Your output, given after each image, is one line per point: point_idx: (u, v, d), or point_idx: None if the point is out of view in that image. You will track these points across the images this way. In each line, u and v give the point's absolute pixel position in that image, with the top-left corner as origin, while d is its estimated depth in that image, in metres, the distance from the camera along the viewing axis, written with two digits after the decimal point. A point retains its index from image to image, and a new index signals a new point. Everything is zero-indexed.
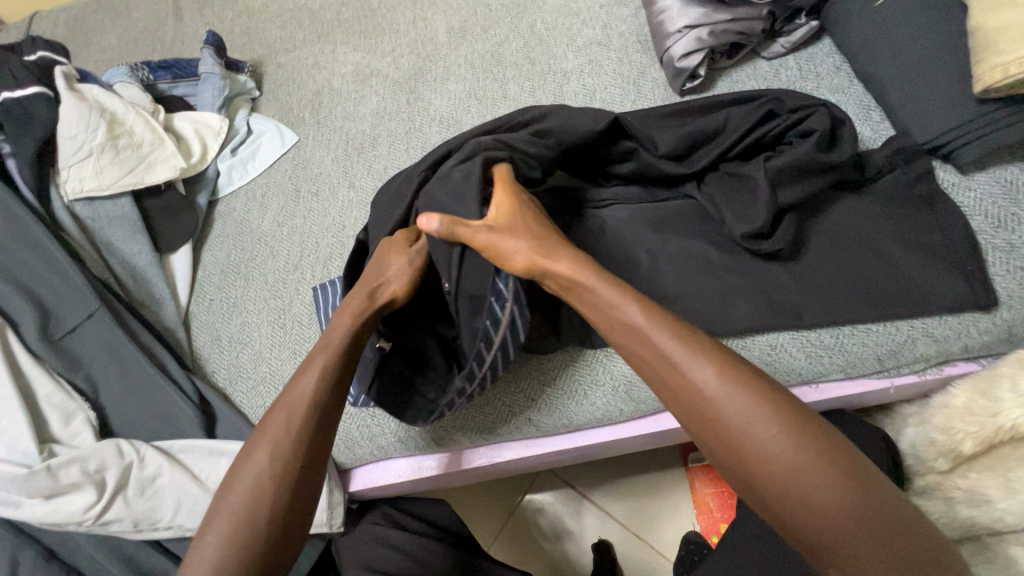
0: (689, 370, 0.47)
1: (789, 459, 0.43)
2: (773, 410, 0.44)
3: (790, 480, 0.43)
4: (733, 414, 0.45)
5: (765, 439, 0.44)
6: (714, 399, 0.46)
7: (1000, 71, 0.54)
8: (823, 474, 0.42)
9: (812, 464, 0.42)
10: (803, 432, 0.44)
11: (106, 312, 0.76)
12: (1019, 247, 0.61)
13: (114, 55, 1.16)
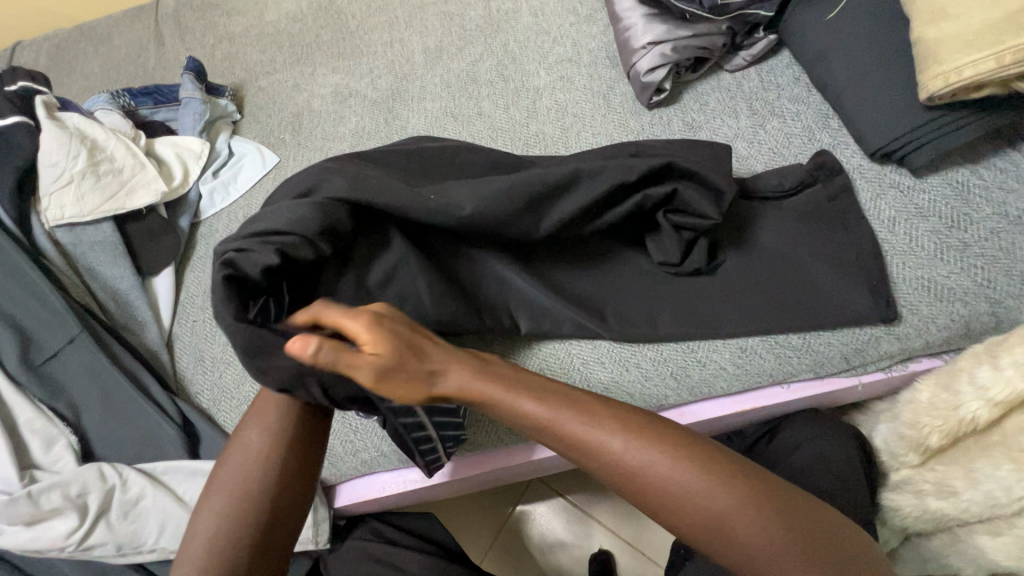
0: (601, 441, 0.49)
1: (719, 505, 0.46)
2: (686, 458, 0.48)
3: (719, 523, 0.46)
4: (660, 476, 0.47)
5: (692, 493, 0.46)
6: (635, 467, 0.48)
7: (942, 79, 0.56)
8: (741, 505, 0.46)
9: (734, 504, 0.46)
10: (718, 473, 0.47)
11: (88, 337, 0.76)
12: (972, 246, 0.63)
13: (97, 82, 1.18)
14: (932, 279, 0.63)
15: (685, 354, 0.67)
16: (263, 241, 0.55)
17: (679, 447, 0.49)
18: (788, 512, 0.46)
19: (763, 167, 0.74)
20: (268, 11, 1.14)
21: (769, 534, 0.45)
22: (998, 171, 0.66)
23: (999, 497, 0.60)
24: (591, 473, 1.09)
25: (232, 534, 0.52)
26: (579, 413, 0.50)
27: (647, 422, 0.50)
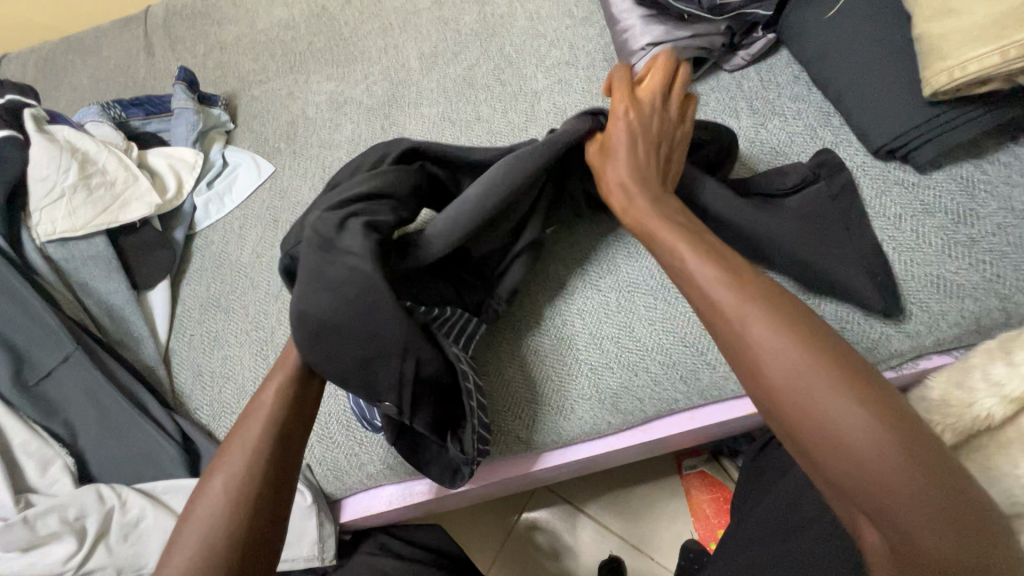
0: (738, 312, 0.44)
1: (848, 419, 0.39)
2: (823, 364, 0.40)
3: (844, 437, 0.39)
4: (781, 384, 0.41)
5: (816, 395, 0.40)
6: (761, 352, 0.42)
7: (946, 75, 0.56)
8: (878, 431, 0.38)
9: (867, 420, 0.38)
10: (858, 391, 0.39)
11: (82, 354, 0.74)
12: (979, 241, 0.63)
13: (86, 94, 1.16)
14: (941, 276, 0.63)
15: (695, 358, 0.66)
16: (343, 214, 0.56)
17: (823, 353, 0.41)
18: (925, 455, 0.37)
19: (766, 166, 0.74)
20: (260, 19, 1.13)
21: (898, 466, 0.37)
22: (1002, 166, 0.66)
23: (1019, 497, 0.53)
24: (598, 479, 1.08)
25: (208, 548, 0.46)
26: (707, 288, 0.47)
27: (808, 325, 0.42)
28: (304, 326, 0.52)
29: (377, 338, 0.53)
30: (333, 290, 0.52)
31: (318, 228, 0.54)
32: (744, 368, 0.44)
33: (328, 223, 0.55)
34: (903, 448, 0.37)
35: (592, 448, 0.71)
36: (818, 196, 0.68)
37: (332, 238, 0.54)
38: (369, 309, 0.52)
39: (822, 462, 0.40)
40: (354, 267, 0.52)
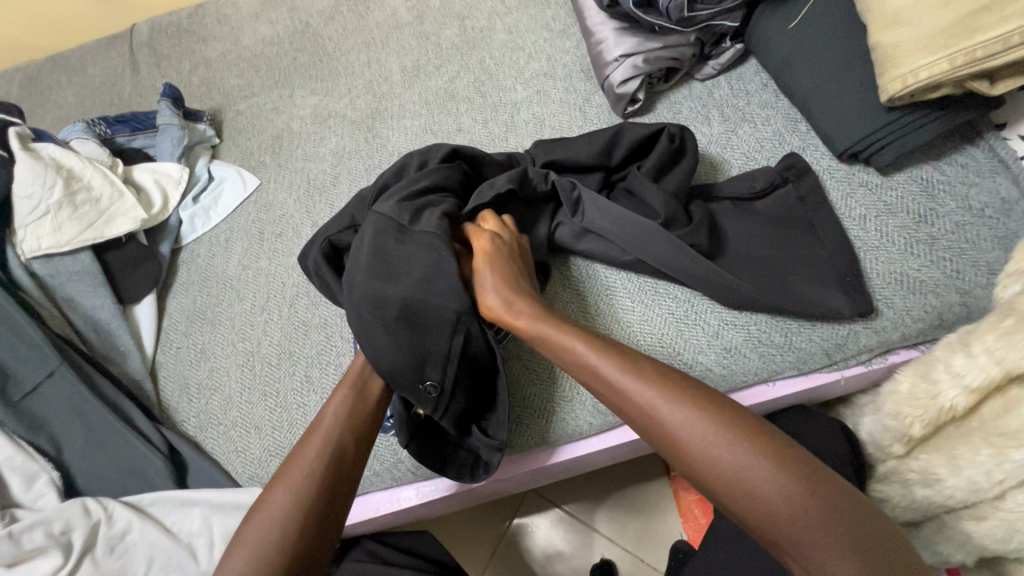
0: (631, 386, 0.52)
1: (741, 458, 0.45)
2: (711, 415, 0.48)
3: (741, 480, 0.45)
4: (686, 436, 0.48)
5: (706, 444, 0.47)
6: (659, 417, 0.49)
7: (900, 81, 0.59)
8: (767, 465, 0.45)
9: (756, 462, 0.45)
10: (745, 433, 0.47)
11: (67, 369, 0.75)
12: (940, 240, 0.66)
13: (71, 112, 1.17)
14: (904, 273, 0.65)
15: (672, 359, 0.68)
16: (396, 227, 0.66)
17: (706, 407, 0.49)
18: (805, 472, 0.44)
19: (736, 171, 0.76)
20: (244, 35, 1.15)
21: (786, 491, 0.43)
22: (960, 167, 0.69)
23: (983, 483, 0.58)
24: (586, 482, 1.09)
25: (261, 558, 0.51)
26: (614, 360, 0.54)
27: (690, 386, 0.51)
28: (371, 288, 0.63)
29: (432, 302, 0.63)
30: (397, 266, 0.64)
31: (392, 214, 0.66)
32: (650, 430, 0.50)
33: (399, 209, 0.66)
34: (789, 476, 0.44)
35: (577, 449, 0.72)
36: (786, 201, 0.71)
37: (407, 223, 0.66)
38: (428, 281, 0.64)
39: (732, 505, 0.46)
40: (428, 246, 0.65)
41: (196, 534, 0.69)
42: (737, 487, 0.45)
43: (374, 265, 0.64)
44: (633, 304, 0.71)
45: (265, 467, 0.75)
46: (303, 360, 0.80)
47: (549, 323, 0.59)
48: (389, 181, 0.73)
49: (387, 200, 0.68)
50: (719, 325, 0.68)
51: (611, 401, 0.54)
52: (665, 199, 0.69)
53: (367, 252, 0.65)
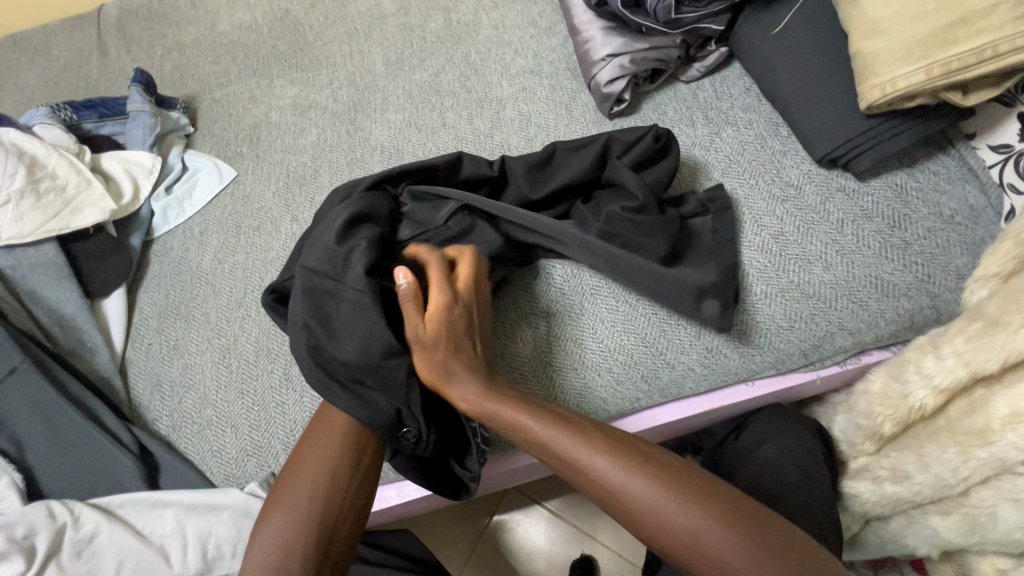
0: (590, 459, 0.52)
1: (694, 523, 0.48)
2: (662, 483, 0.50)
3: (696, 542, 0.48)
4: (645, 510, 0.50)
5: (660, 512, 0.49)
6: (617, 489, 0.51)
7: (878, 90, 0.60)
8: (714, 528, 0.48)
9: (703, 523, 0.48)
10: (694, 496, 0.50)
11: (30, 366, 0.71)
12: (912, 244, 0.68)
13: (34, 95, 1.11)
14: (879, 277, 0.67)
15: (654, 358, 0.69)
16: (308, 299, 0.62)
17: (661, 474, 0.51)
18: (745, 525, 0.48)
19: (719, 172, 0.77)
20: (221, 21, 1.11)
21: (733, 545, 0.47)
22: (932, 174, 0.71)
23: (948, 479, 0.59)
24: (566, 478, 1.10)
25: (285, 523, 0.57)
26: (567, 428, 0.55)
27: (633, 446, 0.54)
28: (319, 354, 0.62)
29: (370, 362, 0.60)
30: (338, 328, 0.61)
31: (322, 265, 0.63)
32: (610, 501, 0.52)
33: (330, 258, 0.63)
34: (733, 529, 0.48)
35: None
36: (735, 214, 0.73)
37: (338, 276, 0.62)
38: (366, 345, 0.60)
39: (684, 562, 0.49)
40: (361, 306, 0.61)
41: (168, 537, 0.67)
42: (685, 536, 0.48)
43: (316, 333, 0.62)
44: (616, 305, 0.71)
45: (242, 467, 0.74)
46: (281, 357, 0.78)
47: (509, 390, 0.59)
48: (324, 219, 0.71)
49: (311, 248, 0.65)
50: (701, 325, 0.69)
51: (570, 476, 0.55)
52: (643, 188, 0.69)
53: (298, 313, 0.62)
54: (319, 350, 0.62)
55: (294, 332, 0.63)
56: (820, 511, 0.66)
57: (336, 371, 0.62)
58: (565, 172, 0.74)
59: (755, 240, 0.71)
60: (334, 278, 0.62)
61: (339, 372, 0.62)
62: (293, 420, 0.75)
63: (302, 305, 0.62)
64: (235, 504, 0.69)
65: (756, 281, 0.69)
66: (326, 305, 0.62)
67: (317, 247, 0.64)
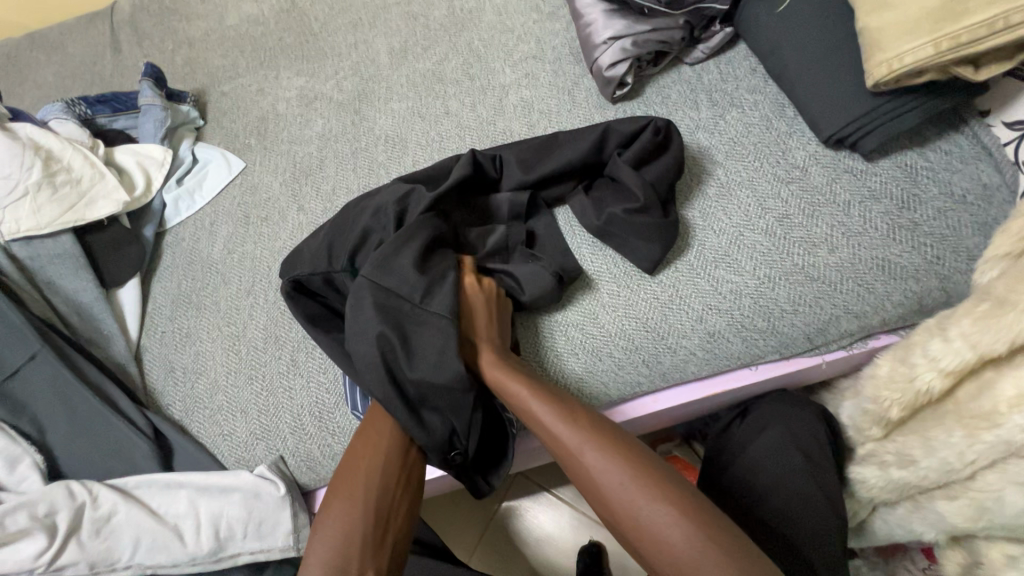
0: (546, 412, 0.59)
1: (632, 495, 0.52)
2: (638, 476, 0.53)
3: (659, 537, 0.50)
4: (620, 500, 0.53)
5: (635, 503, 0.52)
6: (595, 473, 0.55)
7: (886, 66, 0.59)
8: (679, 526, 0.50)
9: (667, 519, 0.50)
10: (663, 494, 0.52)
11: (49, 352, 0.74)
12: (921, 225, 0.66)
13: (51, 92, 1.14)
14: (886, 259, 0.66)
15: (656, 342, 0.68)
16: (376, 318, 0.64)
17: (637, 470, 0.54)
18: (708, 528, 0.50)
19: (722, 155, 0.75)
20: (228, 14, 1.12)
21: (674, 528, 0.50)
22: (944, 153, 0.69)
23: (955, 464, 0.58)
24: None
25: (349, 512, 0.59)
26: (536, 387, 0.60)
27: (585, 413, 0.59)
28: (388, 373, 0.63)
29: (449, 386, 0.63)
30: (416, 349, 0.64)
31: (400, 287, 0.66)
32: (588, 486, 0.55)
33: (410, 281, 0.66)
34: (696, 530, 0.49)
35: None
36: (740, 203, 0.72)
37: (417, 298, 0.66)
38: (443, 367, 0.63)
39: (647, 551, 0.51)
40: (445, 331, 0.64)
41: (182, 517, 0.70)
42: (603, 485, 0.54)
43: (383, 355, 0.63)
44: (618, 289, 0.71)
45: (252, 450, 0.76)
46: (289, 344, 0.80)
47: (513, 375, 0.62)
48: (371, 225, 0.73)
49: (383, 266, 0.67)
50: (702, 310, 0.68)
51: (557, 454, 0.59)
52: (645, 187, 0.69)
53: (373, 327, 0.63)
54: (376, 370, 0.63)
55: (366, 345, 0.64)
56: (820, 498, 0.66)
57: (405, 387, 0.64)
58: (562, 162, 0.74)
59: (760, 224, 0.70)
60: (409, 299, 0.66)
61: (411, 391, 0.64)
62: (301, 406, 0.76)
63: (374, 318, 0.64)
64: (245, 486, 0.71)
65: (759, 265, 0.68)
66: (393, 325, 0.64)
67: (389, 265, 0.67)
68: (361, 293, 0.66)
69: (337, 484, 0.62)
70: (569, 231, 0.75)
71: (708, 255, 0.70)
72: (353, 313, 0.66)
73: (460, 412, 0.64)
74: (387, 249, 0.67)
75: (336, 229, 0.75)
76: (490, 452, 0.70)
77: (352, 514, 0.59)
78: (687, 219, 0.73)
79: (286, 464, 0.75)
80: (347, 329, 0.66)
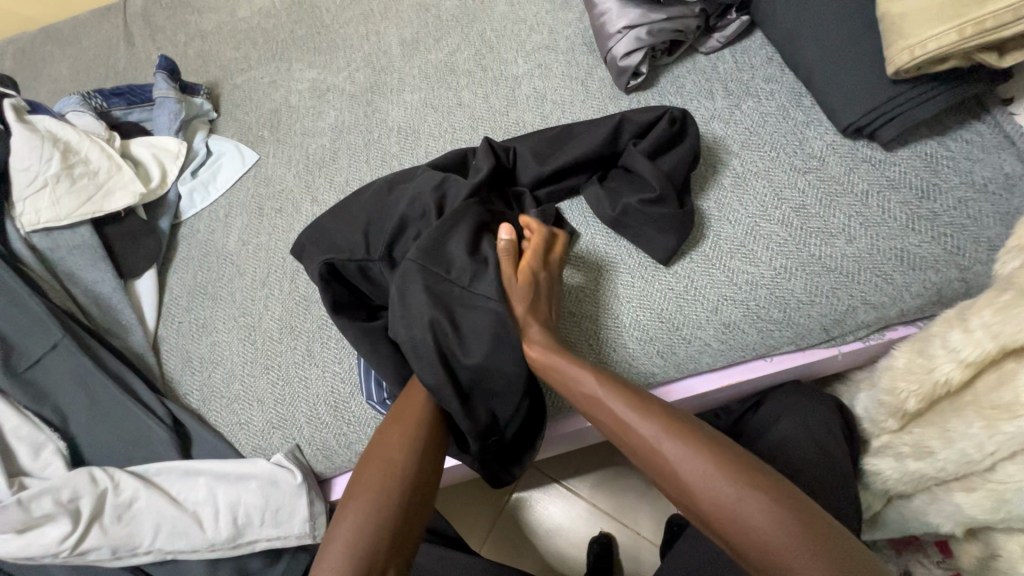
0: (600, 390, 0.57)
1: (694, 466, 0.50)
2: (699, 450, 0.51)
3: (734, 509, 0.47)
4: (690, 480, 0.50)
5: (708, 488, 0.49)
6: (669, 461, 0.51)
7: (907, 53, 0.58)
8: (762, 506, 0.47)
9: (747, 500, 0.47)
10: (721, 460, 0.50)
11: (70, 342, 0.75)
12: (941, 216, 0.66)
13: (66, 85, 1.15)
14: (905, 249, 0.65)
15: (671, 333, 0.68)
16: (429, 302, 0.65)
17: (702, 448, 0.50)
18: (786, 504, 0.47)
19: (738, 146, 0.75)
20: (240, 7, 1.12)
21: (744, 498, 0.47)
22: (965, 143, 0.68)
23: (973, 455, 0.58)
24: (587, 458, 1.11)
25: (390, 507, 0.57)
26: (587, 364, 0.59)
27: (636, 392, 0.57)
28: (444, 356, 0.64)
29: (502, 370, 0.65)
30: (470, 334, 0.65)
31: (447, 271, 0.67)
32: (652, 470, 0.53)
33: (459, 264, 0.67)
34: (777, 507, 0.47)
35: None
36: (755, 194, 0.71)
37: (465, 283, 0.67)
38: (495, 352, 0.64)
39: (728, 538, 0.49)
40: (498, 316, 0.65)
41: (201, 503, 0.71)
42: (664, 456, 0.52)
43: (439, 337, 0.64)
44: (632, 279, 0.71)
45: (269, 438, 0.77)
46: (304, 335, 0.81)
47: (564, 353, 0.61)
48: (406, 214, 0.73)
49: (430, 252, 0.68)
50: (718, 300, 0.68)
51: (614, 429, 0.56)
52: (661, 177, 0.69)
53: (425, 313, 0.64)
54: (431, 354, 0.64)
55: (417, 330, 0.64)
56: (839, 489, 0.65)
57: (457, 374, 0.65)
58: (578, 151, 0.74)
59: (776, 215, 0.70)
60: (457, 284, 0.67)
61: (462, 375, 0.65)
62: (316, 395, 0.77)
63: (425, 300, 0.64)
64: (262, 474, 0.72)
65: (776, 256, 0.68)
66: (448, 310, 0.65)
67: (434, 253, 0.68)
68: (406, 278, 0.67)
69: (376, 472, 0.59)
70: (584, 222, 0.75)
71: (724, 245, 0.70)
72: (400, 299, 0.66)
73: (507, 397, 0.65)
74: (430, 235, 0.68)
75: (364, 219, 0.75)
76: (521, 441, 0.70)
77: (391, 504, 0.57)
78: (701, 210, 0.72)
79: (302, 452, 0.76)
80: (394, 316, 0.66)
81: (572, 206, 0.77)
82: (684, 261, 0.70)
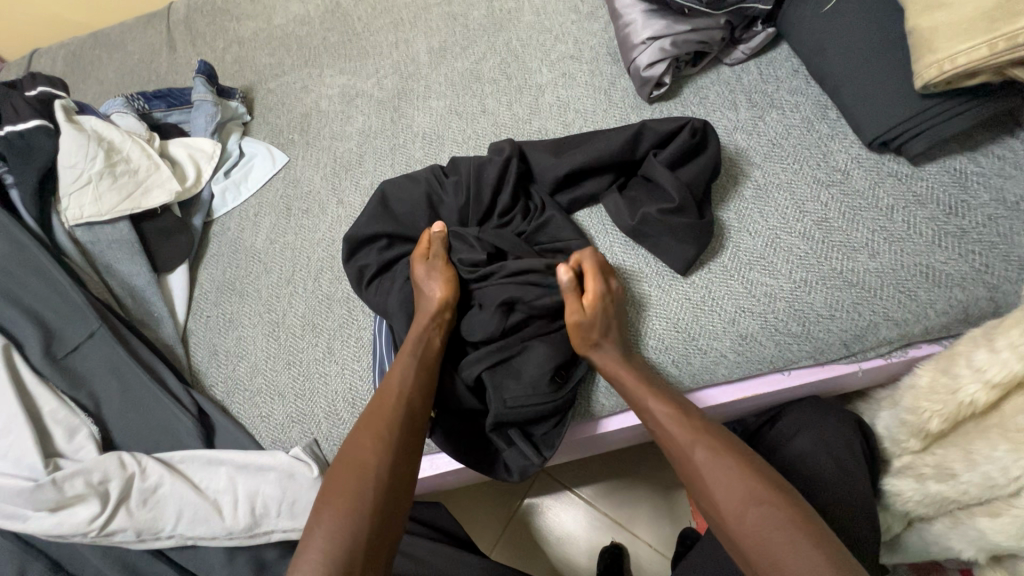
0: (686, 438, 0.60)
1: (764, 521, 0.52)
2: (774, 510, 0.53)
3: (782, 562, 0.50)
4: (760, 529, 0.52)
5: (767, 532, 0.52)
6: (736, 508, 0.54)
7: (936, 67, 0.57)
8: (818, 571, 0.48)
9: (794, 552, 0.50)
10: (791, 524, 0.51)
11: (107, 331, 0.79)
12: (969, 232, 0.64)
13: (111, 87, 1.21)
14: (930, 266, 0.64)
15: (688, 343, 0.68)
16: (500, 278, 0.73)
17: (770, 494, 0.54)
18: (827, 544, 0.50)
19: (761, 157, 0.74)
20: (276, 14, 1.17)
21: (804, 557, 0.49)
22: (996, 159, 0.67)
23: (998, 478, 0.57)
24: (598, 466, 1.11)
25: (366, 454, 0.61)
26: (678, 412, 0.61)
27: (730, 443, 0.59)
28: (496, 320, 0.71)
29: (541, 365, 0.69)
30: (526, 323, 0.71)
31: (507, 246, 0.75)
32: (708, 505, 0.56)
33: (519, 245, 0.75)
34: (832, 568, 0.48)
35: (617, 425, 0.73)
36: (775, 207, 0.71)
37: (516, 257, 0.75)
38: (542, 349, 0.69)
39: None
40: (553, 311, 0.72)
41: (222, 493, 0.73)
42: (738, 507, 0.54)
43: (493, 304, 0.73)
44: (650, 289, 0.71)
45: (288, 432, 0.79)
46: (326, 332, 0.83)
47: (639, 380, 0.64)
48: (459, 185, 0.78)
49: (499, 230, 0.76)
50: (735, 311, 0.68)
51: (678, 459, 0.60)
52: (681, 187, 0.69)
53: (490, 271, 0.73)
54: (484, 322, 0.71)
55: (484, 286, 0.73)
56: (856, 509, 0.64)
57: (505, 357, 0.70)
58: (593, 157, 0.74)
59: (797, 227, 0.69)
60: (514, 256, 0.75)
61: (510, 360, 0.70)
62: (334, 391, 0.79)
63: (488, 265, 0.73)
64: (281, 466, 0.74)
65: (796, 269, 0.67)
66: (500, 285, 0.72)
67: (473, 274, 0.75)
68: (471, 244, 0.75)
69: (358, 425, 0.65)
70: (606, 233, 0.76)
71: (743, 256, 0.70)
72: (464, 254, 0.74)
73: (513, 383, 0.69)
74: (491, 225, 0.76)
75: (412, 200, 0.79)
76: (532, 441, 0.70)
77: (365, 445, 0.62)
78: (721, 221, 0.72)
79: (319, 447, 0.77)
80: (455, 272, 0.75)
81: (591, 214, 0.78)
82: (704, 272, 0.70)
